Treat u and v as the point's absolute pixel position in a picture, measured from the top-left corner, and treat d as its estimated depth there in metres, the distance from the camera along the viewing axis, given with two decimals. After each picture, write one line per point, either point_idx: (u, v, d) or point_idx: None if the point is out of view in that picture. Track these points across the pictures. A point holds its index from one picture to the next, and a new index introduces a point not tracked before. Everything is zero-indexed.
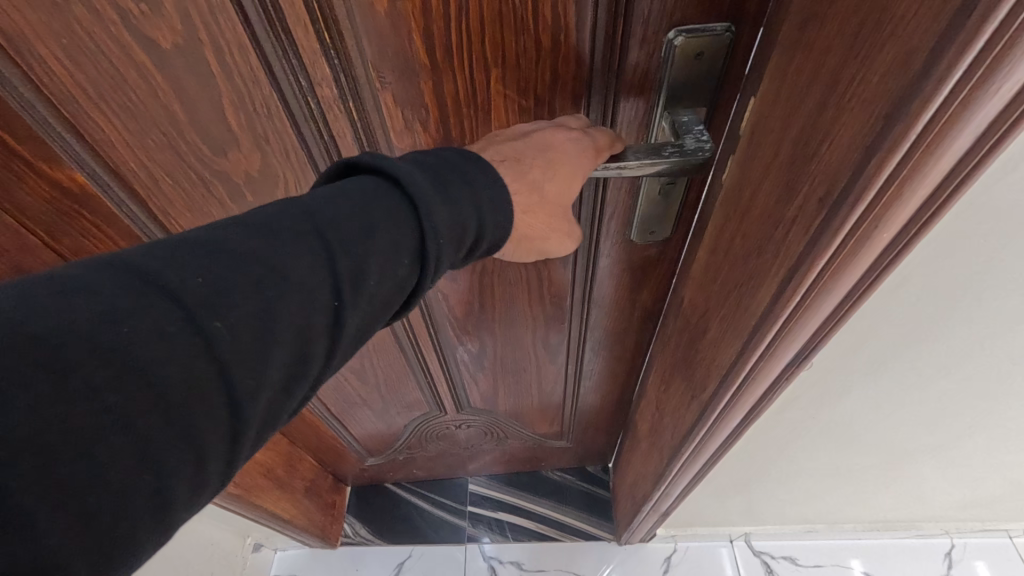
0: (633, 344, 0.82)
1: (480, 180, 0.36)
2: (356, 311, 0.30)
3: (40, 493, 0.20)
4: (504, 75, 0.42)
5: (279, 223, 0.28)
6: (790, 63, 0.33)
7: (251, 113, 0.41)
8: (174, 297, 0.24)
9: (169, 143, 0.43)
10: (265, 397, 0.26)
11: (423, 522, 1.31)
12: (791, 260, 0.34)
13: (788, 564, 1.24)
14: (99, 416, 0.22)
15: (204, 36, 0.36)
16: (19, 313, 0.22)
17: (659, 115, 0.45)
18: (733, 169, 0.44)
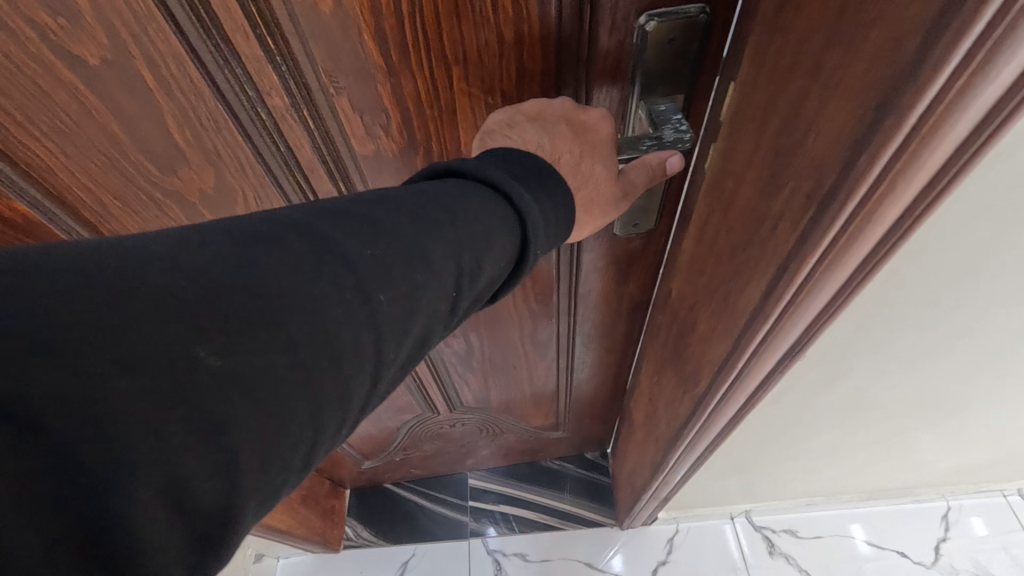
0: (623, 334, 0.81)
1: (560, 189, 0.34)
2: (469, 296, 0.29)
3: (250, 419, 0.21)
4: (467, 72, 0.39)
5: (421, 207, 0.28)
6: (768, 49, 0.31)
7: (197, 124, 0.38)
8: (344, 264, 0.25)
9: (113, 164, 0.40)
10: (390, 377, 0.26)
11: (424, 519, 1.31)
12: (780, 256, 0.32)
13: (789, 537, 1.25)
14: (289, 365, 0.22)
15: (135, 48, 0.33)
16: (235, 251, 0.23)
17: (634, 103, 0.43)
18: (715, 160, 0.42)
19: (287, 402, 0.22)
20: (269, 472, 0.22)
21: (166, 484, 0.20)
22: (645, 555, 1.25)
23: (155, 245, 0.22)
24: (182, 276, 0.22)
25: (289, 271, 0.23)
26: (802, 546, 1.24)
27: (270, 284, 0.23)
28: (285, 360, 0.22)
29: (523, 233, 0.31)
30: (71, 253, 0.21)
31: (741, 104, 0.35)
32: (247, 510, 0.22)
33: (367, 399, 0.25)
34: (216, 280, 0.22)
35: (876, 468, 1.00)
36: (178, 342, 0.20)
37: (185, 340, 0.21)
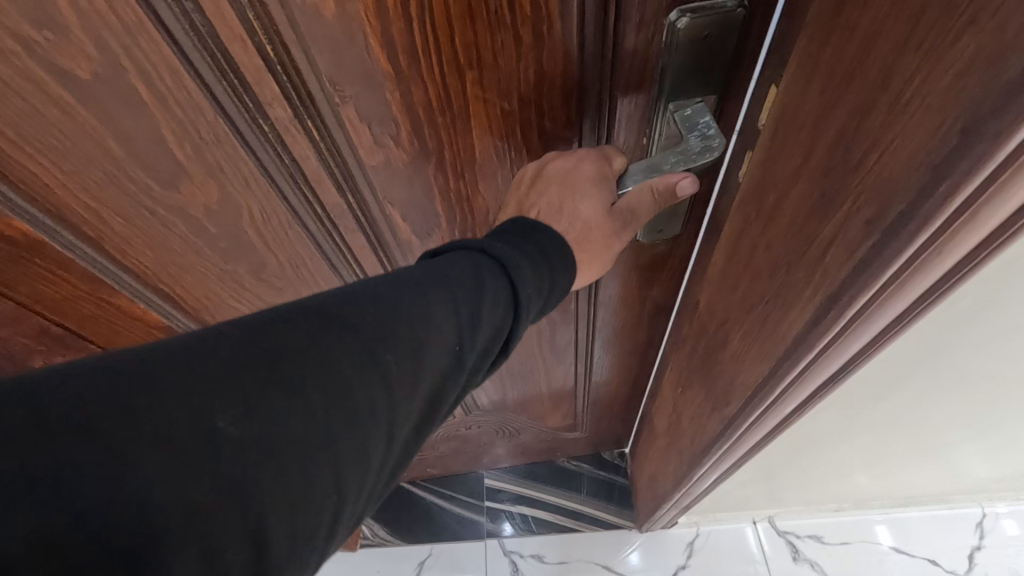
0: (645, 339, 0.78)
1: (549, 245, 0.36)
2: (474, 351, 0.32)
3: (270, 485, 0.25)
4: (482, 77, 0.36)
5: (414, 279, 0.31)
6: (818, 61, 0.28)
7: (198, 137, 0.36)
8: (349, 334, 0.28)
9: (112, 180, 0.38)
10: (402, 435, 0.30)
11: (441, 519, 1.31)
12: (831, 284, 0.30)
13: (814, 542, 1.22)
14: (305, 428, 0.26)
15: (127, 61, 0.31)
16: (250, 337, 0.27)
17: (662, 106, 0.40)
18: (752, 169, 0.39)
19: (307, 463, 0.26)
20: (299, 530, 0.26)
21: (199, 548, 0.23)
22: (664, 559, 1.22)
23: (174, 340, 0.26)
24: (198, 363, 0.25)
25: (299, 346, 0.27)
26: (828, 552, 1.21)
27: (283, 360, 0.26)
28: (303, 423, 0.26)
29: (515, 289, 0.33)
30: (100, 356, 0.26)
31: (785, 112, 0.32)
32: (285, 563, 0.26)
33: (384, 458, 0.29)
34: (237, 362, 0.26)
35: (906, 473, 0.96)
36: (199, 420, 0.24)
37: (206, 416, 0.24)
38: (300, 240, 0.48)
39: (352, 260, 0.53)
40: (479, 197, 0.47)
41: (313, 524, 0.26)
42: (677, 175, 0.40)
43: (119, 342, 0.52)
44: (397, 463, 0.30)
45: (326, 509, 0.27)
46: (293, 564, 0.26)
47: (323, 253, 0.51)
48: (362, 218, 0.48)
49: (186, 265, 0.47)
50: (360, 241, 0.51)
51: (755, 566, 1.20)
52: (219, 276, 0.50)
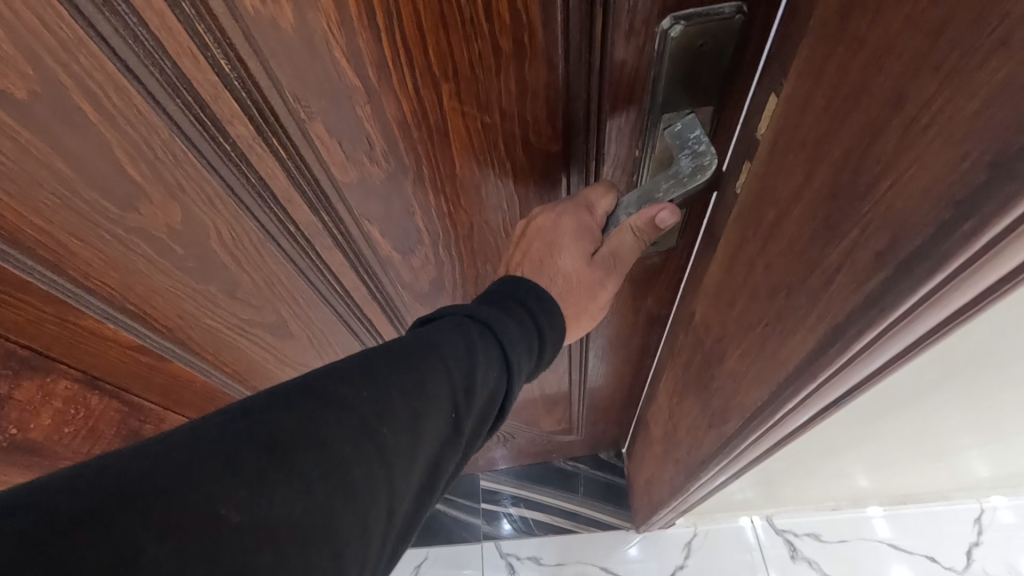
0: (639, 346, 0.76)
1: (536, 304, 0.40)
2: (471, 414, 0.35)
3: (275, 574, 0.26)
4: (459, 90, 0.36)
5: (408, 349, 0.33)
6: (816, 87, 0.29)
7: (152, 156, 0.34)
8: (350, 409, 0.30)
9: (66, 204, 0.35)
10: (405, 507, 0.31)
11: (437, 523, 1.29)
12: (834, 318, 0.31)
13: (812, 540, 1.22)
14: (310, 511, 0.27)
15: (67, 78, 0.28)
16: (253, 420, 0.28)
17: (653, 118, 0.39)
18: (749, 184, 0.39)
19: (311, 547, 0.27)
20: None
21: None
22: (662, 557, 1.22)
23: (175, 430, 0.28)
24: (205, 448, 0.26)
25: (301, 426, 0.28)
26: (826, 550, 1.20)
27: (289, 441, 0.28)
28: (304, 502, 0.27)
29: (503, 351, 0.36)
30: (100, 456, 0.26)
31: (785, 127, 0.33)
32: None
33: (387, 532, 0.30)
34: (242, 447, 0.27)
35: (903, 472, 0.95)
36: (205, 507, 0.25)
37: (211, 503, 0.25)
38: (274, 257, 0.47)
39: (333, 277, 0.54)
40: (461, 212, 0.47)
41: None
42: (654, 208, 0.40)
43: (95, 367, 0.47)
44: (401, 533, 0.32)
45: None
46: None
47: (299, 269, 0.50)
48: (337, 233, 0.47)
49: (155, 288, 0.44)
50: (338, 256, 0.50)
51: (752, 554, 1.21)
52: (193, 299, 0.47)
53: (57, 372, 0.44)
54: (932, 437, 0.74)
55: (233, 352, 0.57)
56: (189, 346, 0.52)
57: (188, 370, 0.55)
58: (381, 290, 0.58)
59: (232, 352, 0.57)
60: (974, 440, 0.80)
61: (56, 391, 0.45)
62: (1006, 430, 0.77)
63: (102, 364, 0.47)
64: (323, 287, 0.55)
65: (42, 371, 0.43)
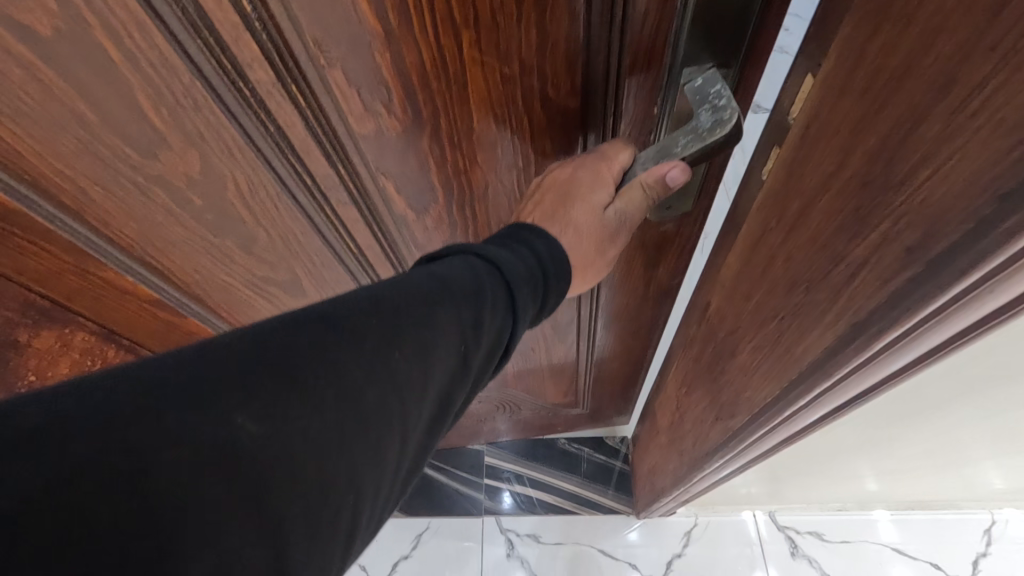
0: (648, 321, 0.76)
1: (542, 248, 0.40)
2: (479, 351, 0.35)
3: (289, 496, 0.26)
4: (478, 38, 0.38)
5: (414, 283, 0.33)
6: (858, 66, 0.27)
7: (172, 100, 0.35)
8: (356, 337, 0.29)
9: (87, 148, 0.35)
10: (415, 438, 0.32)
11: (439, 495, 1.31)
12: (855, 315, 0.30)
13: (813, 539, 1.21)
14: (323, 434, 0.27)
15: (89, 14, 0.28)
16: (256, 343, 0.27)
17: (675, 71, 0.43)
18: (778, 168, 0.38)
19: (323, 471, 0.27)
20: (314, 538, 0.27)
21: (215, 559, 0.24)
22: (660, 544, 1.23)
23: (172, 352, 0.27)
24: (207, 368, 0.26)
25: (304, 351, 0.28)
26: (827, 550, 1.20)
27: (294, 364, 0.27)
28: (317, 423, 0.27)
29: (512, 289, 0.36)
30: (105, 370, 0.26)
31: (821, 108, 0.31)
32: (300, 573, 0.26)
33: (399, 460, 0.31)
34: (246, 369, 0.26)
35: (915, 479, 0.94)
36: (218, 421, 0.25)
37: (224, 414, 0.25)
38: (288, 211, 0.48)
39: (346, 236, 0.55)
40: (475, 169, 0.50)
41: (328, 531, 0.27)
42: (667, 165, 0.43)
43: (111, 319, 0.47)
44: (412, 465, 0.33)
45: (342, 515, 0.28)
46: None
47: (314, 225, 0.51)
48: (352, 186, 0.48)
49: (172, 240, 0.45)
50: (352, 213, 0.51)
51: (752, 547, 1.21)
52: (209, 253, 0.48)
53: (75, 324, 0.44)
54: (949, 445, 0.72)
55: (245, 308, 0.57)
56: (204, 300, 0.53)
57: (201, 326, 0.55)
58: (392, 247, 0.59)
59: (245, 308, 0.58)
60: (993, 450, 0.78)
61: (74, 342, 0.44)
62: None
63: (118, 315, 0.47)
64: (336, 245, 0.55)
65: (59, 323, 0.43)
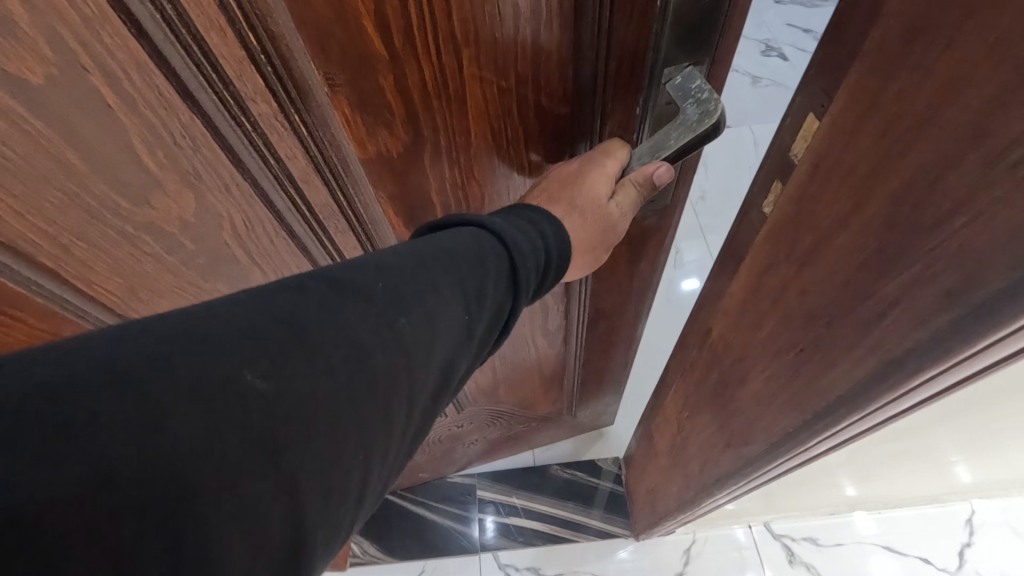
0: (632, 312, 0.81)
1: (544, 224, 0.41)
2: (482, 321, 0.36)
3: (301, 454, 0.26)
4: (477, 56, 0.40)
5: (419, 252, 0.34)
6: (874, 108, 0.29)
7: (170, 144, 0.33)
8: (366, 298, 0.30)
9: (74, 201, 0.32)
10: (422, 401, 0.32)
11: (432, 535, 1.25)
12: (890, 351, 0.32)
13: (808, 544, 1.23)
14: (332, 391, 0.27)
15: (88, 59, 0.27)
16: (272, 301, 0.28)
17: (656, 71, 0.46)
18: (783, 205, 0.39)
19: (334, 427, 0.27)
20: (326, 496, 0.27)
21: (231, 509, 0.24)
22: (662, 565, 1.21)
23: (184, 309, 0.27)
24: (225, 324, 0.26)
25: (317, 309, 0.29)
26: (823, 554, 1.21)
27: (308, 319, 0.28)
28: (328, 380, 0.27)
29: (511, 257, 0.37)
30: (121, 325, 0.26)
31: (833, 148, 0.33)
32: (316, 527, 0.27)
33: (406, 422, 0.31)
34: (264, 324, 0.27)
35: (889, 479, 0.97)
36: (230, 374, 0.25)
37: (235, 368, 0.25)
38: (284, 245, 0.47)
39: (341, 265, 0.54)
40: (474, 184, 0.51)
41: (343, 489, 0.28)
42: (652, 165, 0.48)
43: None
44: (417, 427, 0.33)
45: (354, 473, 0.28)
46: (325, 534, 0.28)
47: (309, 257, 0.50)
48: (348, 214, 0.48)
49: (161, 290, 0.42)
50: (349, 240, 0.51)
51: (750, 555, 1.22)
52: (199, 298, 0.45)
53: None
54: (919, 442, 0.75)
55: None
56: None
57: None
58: None
59: None
60: (974, 443, 0.81)
61: None
62: (996, 434, 0.79)
63: None
64: None
65: None
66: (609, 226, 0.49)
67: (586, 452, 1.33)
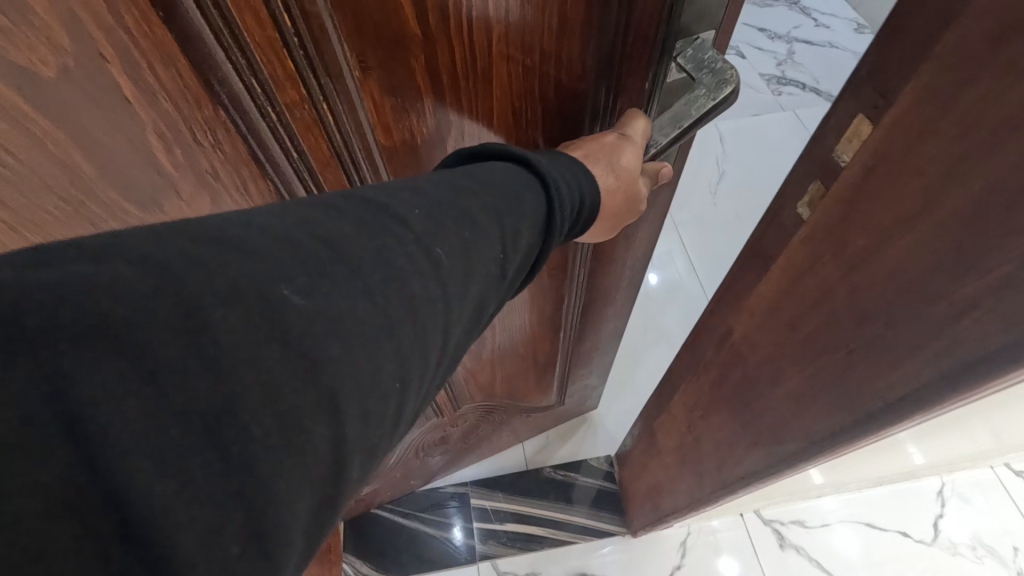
0: (625, 296, 0.82)
1: (582, 177, 0.39)
2: (515, 260, 0.34)
3: (348, 370, 0.25)
4: (507, 33, 0.37)
5: (451, 180, 0.33)
6: (947, 113, 0.32)
7: (189, 139, 0.32)
8: (397, 217, 0.29)
9: (79, 213, 0.31)
10: (455, 336, 0.31)
11: (427, 548, 1.21)
12: (977, 348, 0.35)
13: (797, 527, 1.26)
14: (376, 315, 0.27)
15: (105, 44, 0.26)
16: (308, 214, 0.27)
17: (667, 50, 0.43)
18: (828, 205, 0.42)
19: (373, 350, 0.26)
20: (368, 418, 0.26)
21: (275, 417, 0.23)
22: (661, 560, 1.22)
23: (218, 217, 0.26)
24: (261, 226, 0.26)
25: (352, 227, 0.28)
26: (812, 537, 1.25)
27: (340, 232, 0.27)
28: (366, 301, 0.26)
29: (546, 192, 0.36)
30: (147, 226, 0.25)
31: (895, 149, 0.36)
32: (352, 458, 0.25)
33: (440, 353, 0.30)
34: (299, 240, 0.26)
35: (878, 459, 1.01)
36: (268, 283, 0.24)
37: (272, 281, 0.24)
38: None
39: None
40: None
41: (379, 418, 0.26)
42: (658, 164, 0.48)
43: None
44: (448, 362, 0.32)
45: (393, 400, 0.27)
46: (365, 456, 0.26)
47: None
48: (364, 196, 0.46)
49: None
50: None
51: (745, 544, 1.24)
52: None
53: None
54: None
55: None
56: None
57: None
58: None
59: None
60: (956, 419, 0.86)
61: None
62: (977, 411, 0.84)
63: None
64: None
65: None
66: (631, 212, 0.47)
67: (563, 448, 1.33)
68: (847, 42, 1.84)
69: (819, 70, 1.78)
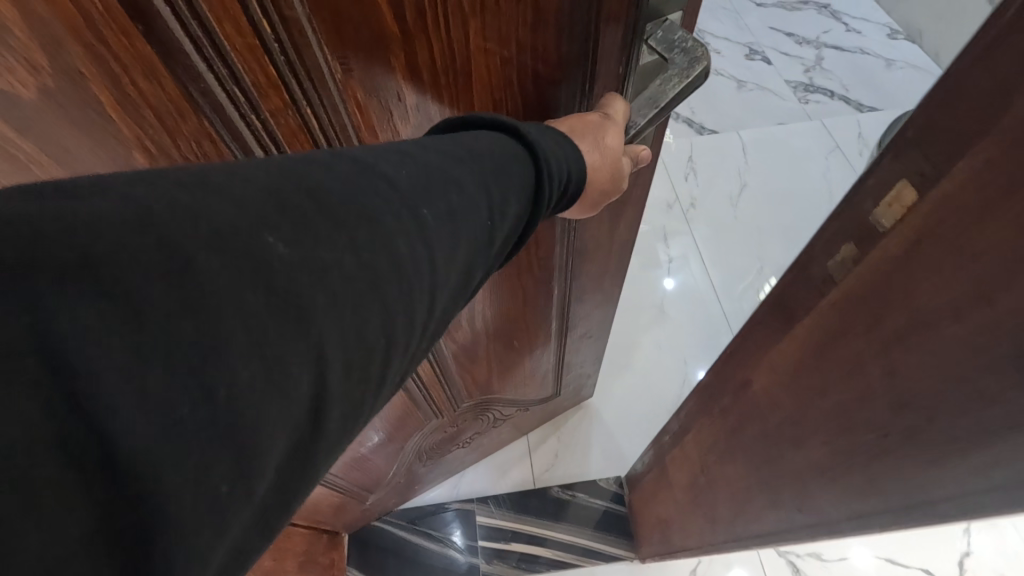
0: (611, 283, 0.85)
1: (571, 154, 0.42)
2: (502, 230, 0.37)
3: (330, 304, 0.27)
4: (484, 26, 0.41)
5: (441, 147, 0.36)
6: (994, 205, 0.36)
7: (173, 152, 0.37)
8: (388, 179, 0.32)
9: None
10: (444, 292, 0.34)
11: (431, 564, 1.20)
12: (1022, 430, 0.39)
13: (813, 560, 1.21)
14: (361, 267, 0.29)
15: (88, 65, 0.29)
16: (294, 173, 0.29)
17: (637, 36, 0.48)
18: (870, 264, 0.46)
19: (358, 300, 0.29)
20: (349, 366, 0.28)
21: (261, 364, 0.25)
22: None
23: (201, 168, 0.28)
24: (247, 174, 0.28)
25: (336, 183, 0.30)
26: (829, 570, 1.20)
27: (324, 188, 0.29)
28: (351, 256, 0.29)
29: (536, 168, 0.39)
30: (134, 175, 0.26)
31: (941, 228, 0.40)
32: (337, 396, 0.28)
33: (427, 311, 0.33)
34: (286, 193, 0.28)
35: None
36: (252, 233, 0.26)
37: (256, 232, 0.26)
38: None
39: None
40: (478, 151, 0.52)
41: (363, 369, 0.29)
42: (640, 146, 0.51)
43: None
44: (435, 324, 0.35)
45: (376, 343, 0.29)
46: (346, 408, 0.29)
47: None
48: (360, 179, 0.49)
49: None
50: None
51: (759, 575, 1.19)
52: None
53: None
54: None
55: None
56: None
57: None
58: None
59: None
60: None
61: None
62: None
63: None
64: None
65: None
66: (615, 190, 0.50)
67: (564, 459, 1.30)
68: (880, 50, 1.92)
69: (846, 77, 1.84)
